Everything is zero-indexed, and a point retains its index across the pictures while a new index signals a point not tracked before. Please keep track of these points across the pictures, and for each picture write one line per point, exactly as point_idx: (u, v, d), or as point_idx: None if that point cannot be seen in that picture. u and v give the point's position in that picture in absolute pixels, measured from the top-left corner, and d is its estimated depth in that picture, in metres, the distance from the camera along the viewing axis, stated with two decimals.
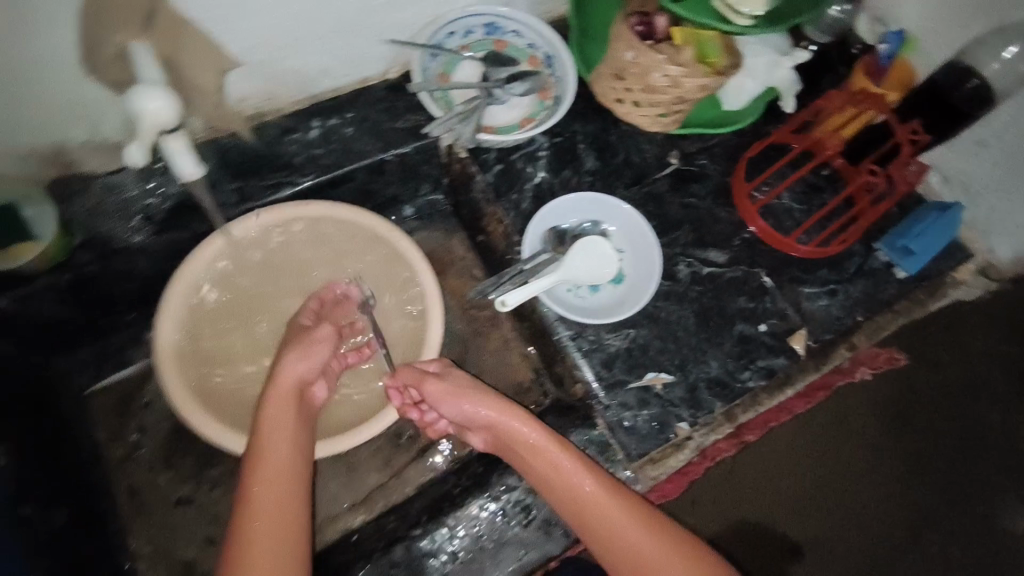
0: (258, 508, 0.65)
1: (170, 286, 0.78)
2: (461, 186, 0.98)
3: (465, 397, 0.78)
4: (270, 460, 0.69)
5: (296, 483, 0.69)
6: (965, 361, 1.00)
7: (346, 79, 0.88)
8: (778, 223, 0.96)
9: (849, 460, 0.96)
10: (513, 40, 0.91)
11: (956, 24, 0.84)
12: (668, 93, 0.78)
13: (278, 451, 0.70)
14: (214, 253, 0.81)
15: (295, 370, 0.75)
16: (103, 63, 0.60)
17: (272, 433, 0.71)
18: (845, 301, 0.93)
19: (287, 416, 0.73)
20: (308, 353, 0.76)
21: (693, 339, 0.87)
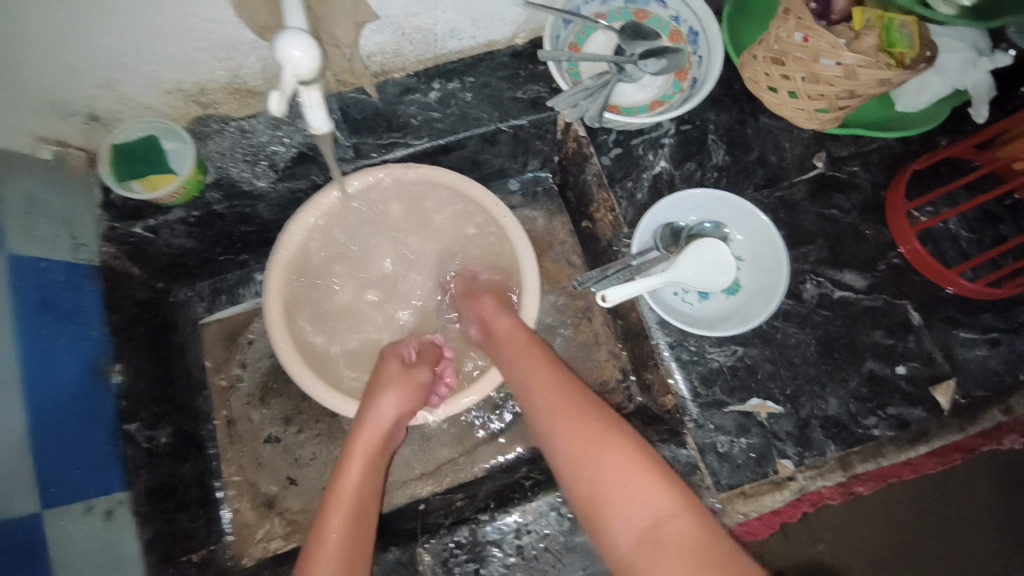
0: (321, 558, 0.60)
1: (281, 238, 0.80)
2: (573, 166, 0.93)
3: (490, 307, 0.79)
4: (346, 496, 0.65)
5: (364, 528, 0.64)
6: None
7: (472, 41, 0.85)
8: (938, 251, 0.82)
9: (945, 515, 0.92)
10: (656, 11, 0.83)
11: None
12: (836, 85, 0.68)
13: (355, 489, 0.66)
14: (318, 214, 0.82)
15: (389, 411, 0.71)
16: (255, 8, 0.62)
17: (350, 462, 0.67)
18: (1010, 355, 0.78)
19: (372, 456, 0.69)
20: (408, 390, 0.73)
21: (811, 371, 0.77)
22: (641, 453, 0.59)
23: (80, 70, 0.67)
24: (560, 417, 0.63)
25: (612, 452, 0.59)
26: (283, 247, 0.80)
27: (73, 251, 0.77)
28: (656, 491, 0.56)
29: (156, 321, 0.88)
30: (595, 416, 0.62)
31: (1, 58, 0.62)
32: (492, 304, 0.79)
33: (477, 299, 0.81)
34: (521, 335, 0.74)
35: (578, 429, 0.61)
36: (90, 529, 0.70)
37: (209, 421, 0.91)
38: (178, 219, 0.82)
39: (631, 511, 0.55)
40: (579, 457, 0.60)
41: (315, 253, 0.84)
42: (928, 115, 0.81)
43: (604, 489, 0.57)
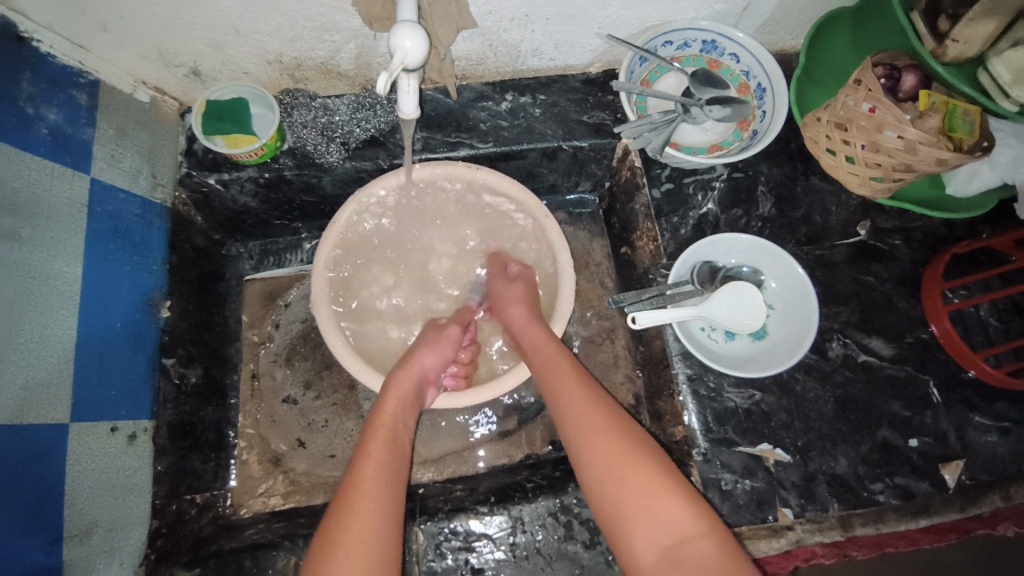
0: (363, 475, 0.64)
1: (341, 210, 0.84)
2: (623, 194, 0.98)
3: (519, 303, 0.82)
4: (386, 429, 0.70)
5: (401, 457, 0.68)
6: None
7: (551, 63, 0.91)
8: (966, 334, 0.84)
9: None
10: (728, 64, 0.89)
11: None
12: (895, 156, 0.72)
13: (392, 425, 0.71)
14: (377, 197, 0.86)
15: (424, 361, 0.78)
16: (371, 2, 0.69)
17: (387, 401, 0.73)
18: (1019, 446, 0.79)
19: (408, 398, 0.74)
20: (438, 345, 0.80)
21: (825, 428, 0.78)
22: (668, 480, 0.61)
23: (197, 27, 0.74)
24: (589, 429, 0.66)
25: (639, 476, 0.61)
26: (342, 219, 0.84)
27: (152, 189, 0.82)
28: (684, 515, 0.58)
29: (208, 268, 0.93)
30: (626, 438, 0.64)
31: (136, 4, 0.69)
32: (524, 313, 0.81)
33: (506, 310, 0.82)
34: (551, 352, 0.76)
35: (608, 450, 0.64)
36: (112, 449, 0.73)
37: (237, 372, 0.95)
38: (249, 177, 0.86)
39: (656, 531, 0.58)
40: (607, 475, 0.62)
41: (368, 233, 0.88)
42: (974, 203, 0.84)
43: (629, 511, 0.59)
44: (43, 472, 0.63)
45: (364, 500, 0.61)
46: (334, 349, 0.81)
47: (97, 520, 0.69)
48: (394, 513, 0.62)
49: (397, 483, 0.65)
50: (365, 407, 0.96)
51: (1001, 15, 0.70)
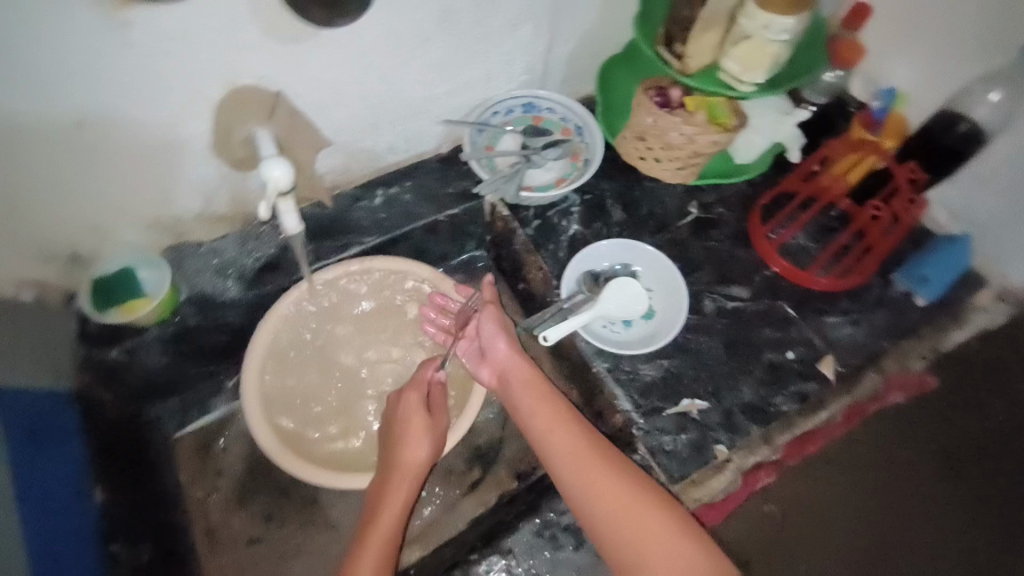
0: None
1: (257, 331, 0.90)
2: (504, 242, 1.11)
3: (502, 339, 0.86)
4: (375, 539, 0.75)
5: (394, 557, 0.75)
6: (1003, 392, 1.05)
7: (407, 154, 1.05)
8: (796, 260, 1.05)
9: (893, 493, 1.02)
10: (548, 116, 1.08)
11: (947, 75, 0.94)
12: (684, 149, 0.93)
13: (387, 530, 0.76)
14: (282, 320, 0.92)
15: (417, 453, 0.81)
16: (234, 147, 0.79)
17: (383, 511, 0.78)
18: (869, 328, 0.98)
19: (403, 496, 0.79)
20: (429, 429, 0.83)
21: (724, 368, 0.93)
22: (659, 512, 0.70)
23: (72, 215, 0.78)
24: (602, 481, 0.73)
25: (648, 520, 0.69)
26: (252, 363, 0.89)
27: (56, 380, 0.84)
28: (688, 549, 0.67)
29: (133, 439, 0.91)
30: (634, 483, 0.73)
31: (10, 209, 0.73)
32: (512, 354, 0.85)
33: (490, 349, 0.86)
34: (550, 401, 0.82)
35: (621, 499, 0.71)
36: None
37: (191, 535, 0.93)
38: (154, 338, 0.91)
39: (667, 564, 0.66)
40: (621, 516, 0.70)
41: (288, 348, 0.94)
42: (758, 165, 1.08)
43: (634, 546, 0.68)
44: None
45: None
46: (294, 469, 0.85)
47: None
48: None
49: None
50: (334, 515, 0.97)
51: (715, 28, 0.86)
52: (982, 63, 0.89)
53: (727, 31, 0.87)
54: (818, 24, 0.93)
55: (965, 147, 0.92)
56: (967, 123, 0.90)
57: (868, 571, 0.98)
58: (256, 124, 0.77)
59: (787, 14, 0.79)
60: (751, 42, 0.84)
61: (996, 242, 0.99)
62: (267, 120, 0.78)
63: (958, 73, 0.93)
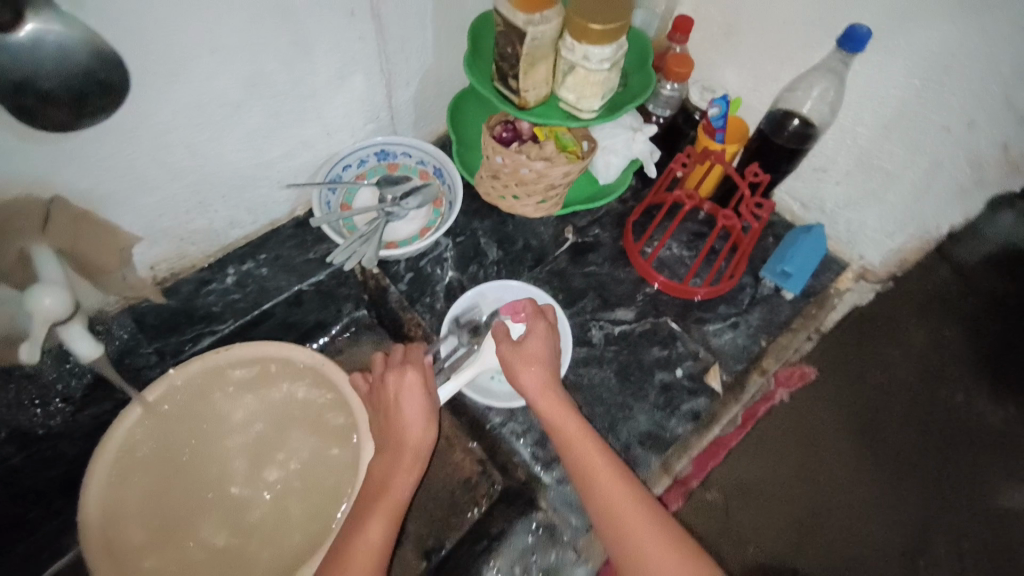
0: None
1: (99, 452, 0.76)
2: (380, 299, 1.04)
3: (534, 363, 0.82)
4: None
5: None
6: (900, 346, 1.06)
7: (256, 225, 0.96)
8: (673, 271, 1.05)
9: (824, 472, 1.00)
10: (404, 161, 1.03)
11: (767, 79, 0.96)
12: (539, 184, 0.89)
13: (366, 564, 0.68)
14: (122, 442, 0.78)
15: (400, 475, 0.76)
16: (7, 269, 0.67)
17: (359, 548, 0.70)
18: (748, 331, 0.99)
19: (382, 527, 0.72)
20: (416, 424, 0.78)
21: (617, 398, 0.91)
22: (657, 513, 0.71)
23: None
24: (623, 512, 0.70)
25: (661, 552, 0.68)
26: (88, 502, 0.74)
27: None
28: None
29: None
30: (650, 513, 0.71)
31: None
32: (542, 376, 0.81)
33: (519, 370, 0.82)
34: (574, 421, 0.78)
35: (641, 531, 0.69)
36: None
37: None
38: None
39: None
40: (639, 545, 0.68)
41: (143, 472, 0.80)
42: (621, 182, 1.06)
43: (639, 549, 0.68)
44: None
45: None
46: None
47: None
48: None
49: None
50: None
51: (545, 61, 0.83)
52: (796, 66, 0.91)
53: (556, 61, 0.85)
54: (643, 44, 0.94)
55: (800, 145, 0.93)
56: (798, 118, 0.92)
57: (816, 557, 0.96)
58: (31, 245, 0.65)
59: (603, 44, 0.78)
60: (580, 72, 0.82)
61: (851, 230, 1.03)
62: (42, 236, 0.66)
63: (777, 76, 0.94)
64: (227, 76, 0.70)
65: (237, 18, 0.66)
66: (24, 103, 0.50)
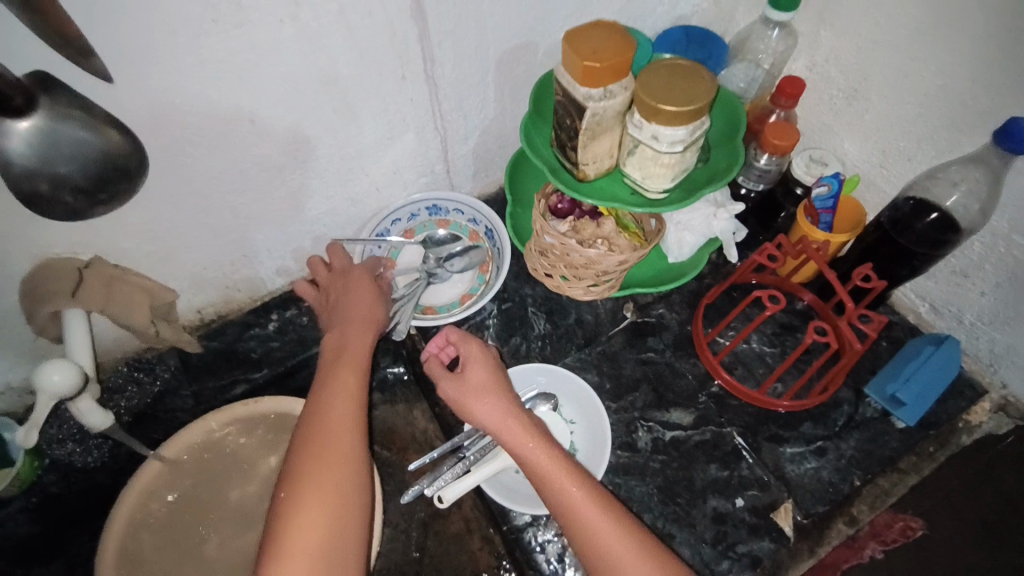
0: None
1: (126, 492, 0.80)
2: (417, 359, 0.99)
3: (495, 388, 0.75)
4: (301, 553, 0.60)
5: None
6: None
7: (302, 274, 0.96)
8: (749, 371, 0.89)
9: None
10: (455, 218, 0.98)
11: (901, 157, 0.80)
12: (587, 269, 0.80)
13: (311, 542, 0.60)
14: (136, 503, 0.80)
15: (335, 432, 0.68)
16: (43, 321, 0.73)
17: (302, 518, 0.62)
18: (838, 462, 0.81)
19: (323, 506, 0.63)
20: (350, 398, 0.71)
21: (659, 523, 0.78)
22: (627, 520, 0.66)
23: None
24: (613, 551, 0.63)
25: None
26: (110, 533, 0.77)
27: None
28: None
29: None
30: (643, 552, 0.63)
31: None
32: (502, 408, 0.73)
33: (472, 399, 0.74)
34: (547, 452, 0.70)
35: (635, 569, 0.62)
36: None
37: None
38: (16, 509, 0.82)
39: None
40: None
41: (159, 529, 0.81)
42: (692, 264, 0.92)
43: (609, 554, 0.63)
44: None
45: None
46: None
47: None
48: None
49: None
50: None
51: (608, 135, 0.74)
52: (942, 148, 0.74)
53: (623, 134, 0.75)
54: (734, 107, 0.80)
55: (930, 248, 0.76)
56: (937, 212, 0.74)
57: None
58: (60, 306, 0.70)
59: (674, 126, 0.67)
60: (644, 151, 0.72)
61: (995, 352, 0.82)
62: (70, 298, 0.71)
63: (913, 155, 0.78)
64: (268, 142, 0.72)
65: (276, 92, 0.67)
66: (38, 187, 0.52)
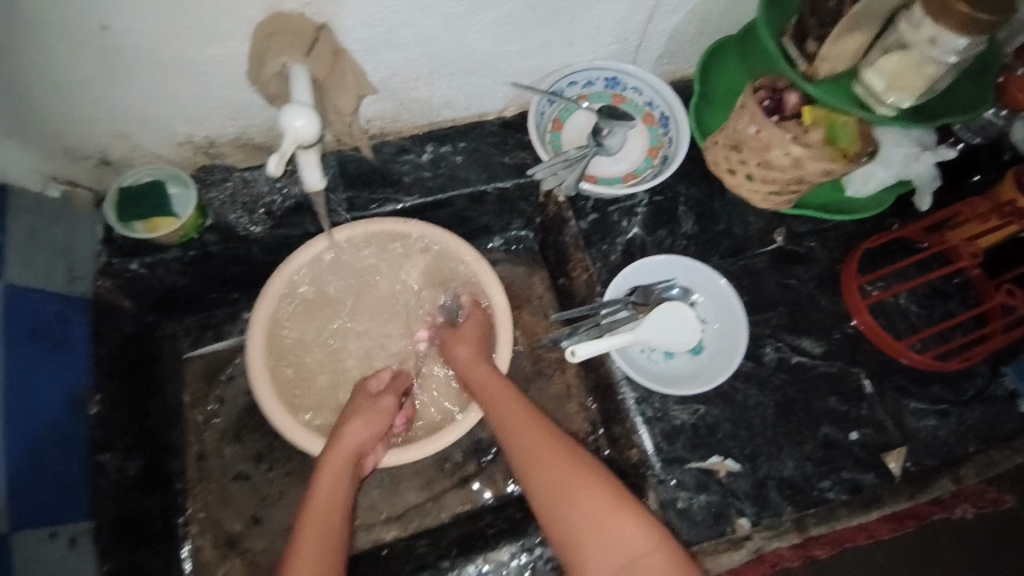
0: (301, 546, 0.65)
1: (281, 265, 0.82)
2: (553, 227, 1.00)
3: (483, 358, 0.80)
4: (316, 515, 0.67)
5: (338, 539, 0.66)
6: None
7: (466, 111, 0.93)
8: (890, 323, 0.88)
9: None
10: (632, 96, 0.92)
11: None
12: (787, 172, 0.76)
13: (324, 512, 0.68)
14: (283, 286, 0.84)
15: (354, 439, 0.73)
16: (266, 81, 0.69)
17: (321, 482, 0.70)
18: (957, 426, 0.82)
19: (343, 463, 0.72)
20: (368, 421, 0.75)
21: (769, 432, 0.80)
22: (620, 497, 0.67)
23: (99, 120, 0.73)
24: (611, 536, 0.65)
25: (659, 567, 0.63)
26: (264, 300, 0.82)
27: (68, 284, 0.78)
28: None
29: (139, 353, 0.88)
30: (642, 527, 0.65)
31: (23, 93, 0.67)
32: (491, 373, 0.79)
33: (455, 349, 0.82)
34: (549, 439, 0.72)
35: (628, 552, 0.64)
36: (54, 556, 0.69)
37: (181, 457, 0.89)
38: (173, 258, 0.85)
39: None
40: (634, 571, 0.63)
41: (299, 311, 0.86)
42: (874, 202, 0.89)
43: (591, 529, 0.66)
44: None
45: None
46: (276, 421, 0.78)
47: None
48: None
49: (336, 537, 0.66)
50: None
51: (864, 31, 0.69)
52: None
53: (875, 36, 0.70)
54: (994, 51, 0.76)
55: None
56: None
57: None
58: (291, 62, 0.66)
59: (959, 34, 0.62)
60: (906, 57, 0.67)
61: None
62: (303, 57, 0.66)
63: None
64: None
65: None
66: None
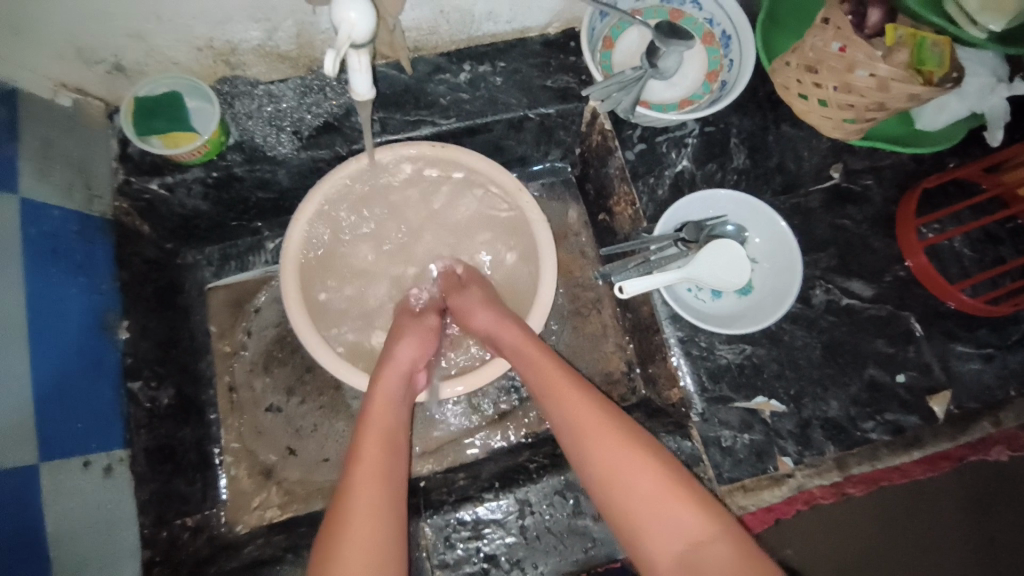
0: (357, 467, 0.62)
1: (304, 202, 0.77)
2: (595, 159, 0.94)
3: (491, 309, 0.78)
4: (371, 427, 0.66)
5: (394, 453, 0.65)
6: None
7: (507, 26, 0.85)
8: (942, 266, 0.85)
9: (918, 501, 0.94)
10: (691, 13, 0.85)
11: None
12: (867, 96, 0.71)
13: (382, 418, 0.67)
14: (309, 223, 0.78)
15: (406, 353, 0.74)
16: None
17: (374, 400, 0.69)
18: (1001, 370, 0.81)
19: (396, 386, 0.71)
20: (421, 339, 0.76)
21: (816, 373, 0.79)
22: (675, 482, 0.60)
23: (114, 16, 0.65)
24: (640, 489, 0.60)
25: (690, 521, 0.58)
26: (292, 235, 0.77)
27: (88, 202, 0.73)
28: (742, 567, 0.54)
29: (163, 281, 0.83)
30: (673, 482, 0.60)
31: None
32: (495, 320, 0.76)
33: (472, 312, 0.78)
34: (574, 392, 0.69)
35: (658, 505, 0.59)
36: (86, 485, 0.65)
37: (211, 388, 0.86)
38: (195, 178, 0.78)
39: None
40: (661, 527, 0.58)
41: (327, 238, 0.82)
42: (944, 136, 0.83)
43: (638, 514, 0.60)
44: (15, 516, 0.56)
45: (345, 532, 0.56)
46: (314, 349, 0.75)
47: (87, 558, 0.62)
48: (391, 521, 0.59)
49: (390, 458, 0.64)
50: (354, 407, 0.88)
51: None
52: None
53: None
54: None
55: None
56: None
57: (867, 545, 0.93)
58: None
59: None
60: None
61: None
62: None
63: None
64: None
65: None
66: None
